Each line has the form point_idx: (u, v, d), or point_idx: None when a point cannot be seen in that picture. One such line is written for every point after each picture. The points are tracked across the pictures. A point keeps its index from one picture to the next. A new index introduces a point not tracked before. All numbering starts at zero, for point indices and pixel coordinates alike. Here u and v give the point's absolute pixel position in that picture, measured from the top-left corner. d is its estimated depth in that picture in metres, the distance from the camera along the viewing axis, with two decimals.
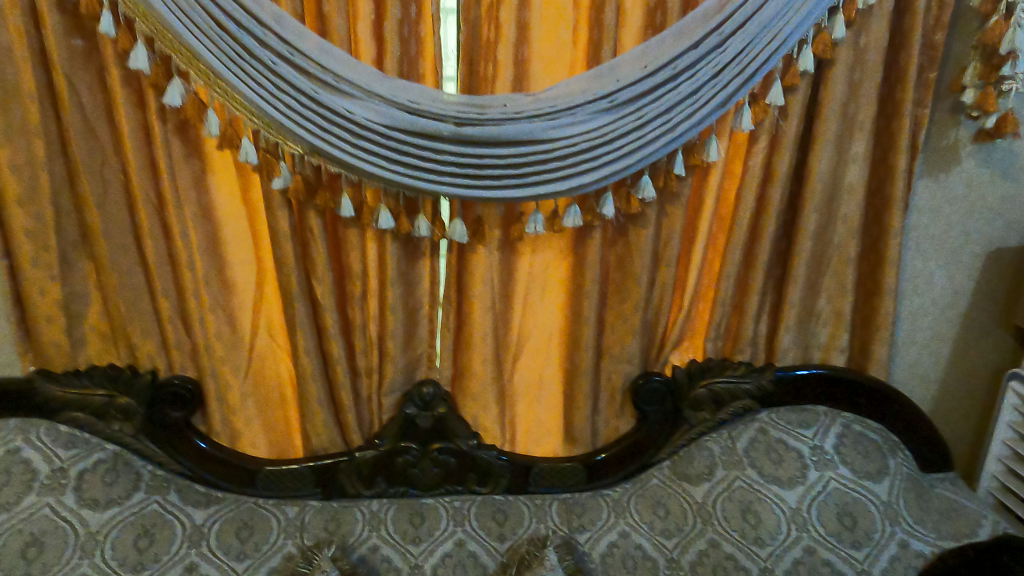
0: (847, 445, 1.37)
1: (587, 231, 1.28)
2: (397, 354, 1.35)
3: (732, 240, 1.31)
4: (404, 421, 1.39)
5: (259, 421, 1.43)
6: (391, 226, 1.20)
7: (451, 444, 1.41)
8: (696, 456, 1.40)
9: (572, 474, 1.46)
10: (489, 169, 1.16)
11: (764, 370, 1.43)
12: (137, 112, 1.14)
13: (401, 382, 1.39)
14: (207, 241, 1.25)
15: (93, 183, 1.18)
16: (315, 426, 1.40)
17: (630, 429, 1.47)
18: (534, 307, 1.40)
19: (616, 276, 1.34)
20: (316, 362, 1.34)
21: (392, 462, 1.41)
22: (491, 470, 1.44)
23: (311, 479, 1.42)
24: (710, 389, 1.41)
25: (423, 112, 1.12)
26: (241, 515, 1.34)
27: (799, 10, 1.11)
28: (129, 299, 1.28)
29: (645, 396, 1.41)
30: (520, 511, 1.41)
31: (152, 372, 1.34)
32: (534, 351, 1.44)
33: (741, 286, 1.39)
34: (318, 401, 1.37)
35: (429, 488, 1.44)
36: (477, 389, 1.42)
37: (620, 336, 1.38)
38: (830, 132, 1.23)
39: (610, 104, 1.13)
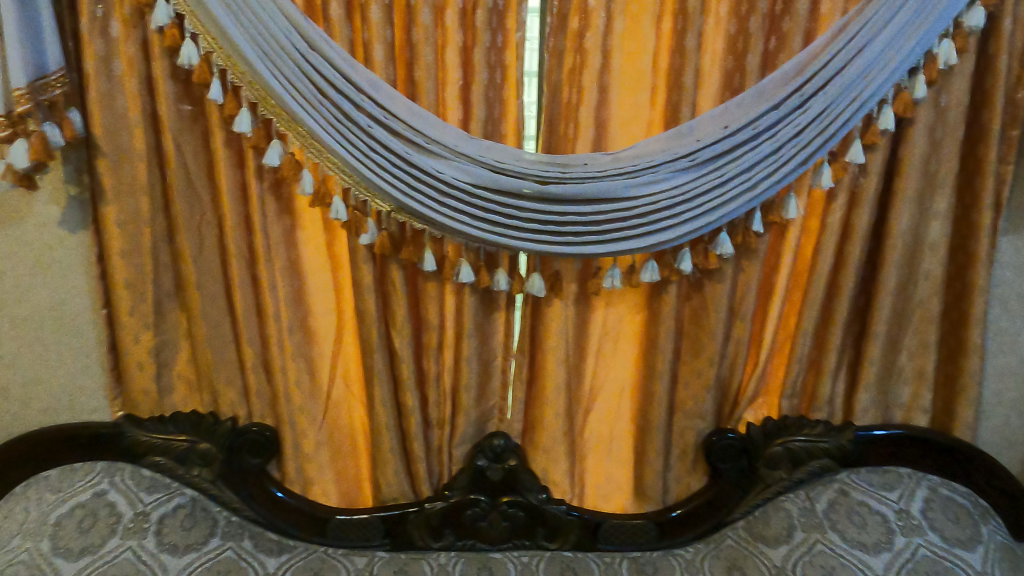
0: (935, 510, 1.31)
1: (663, 286, 1.29)
2: (470, 406, 1.37)
3: (809, 296, 1.30)
4: (474, 472, 1.40)
5: (332, 470, 1.44)
6: (471, 280, 1.23)
7: (521, 497, 1.41)
8: (773, 517, 1.36)
9: (642, 532, 1.43)
10: (571, 226, 1.19)
11: (843, 430, 1.39)
12: (237, 171, 1.21)
13: (472, 434, 1.40)
14: (292, 293, 1.29)
15: (191, 238, 1.24)
16: (387, 477, 1.41)
17: (701, 486, 1.44)
18: (607, 361, 1.40)
19: (690, 331, 1.34)
20: (392, 412, 1.36)
21: (461, 514, 1.41)
22: (560, 525, 1.42)
23: (381, 529, 1.43)
24: (786, 447, 1.38)
25: (507, 171, 1.16)
26: (311, 564, 1.36)
27: (880, 71, 1.13)
28: (216, 347, 1.32)
29: (718, 452, 1.39)
30: (589, 567, 1.39)
31: (233, 419, 1.38)
32: (605, 406, 1.43)
33: (819, 343, 1.37)
34: (391, 450, 1.38)
35: (497, 542, 1.43)
36: (548, 443, 1.42)
37: (694, 391, 1.37)
38: (910, 190, 1.23)
39: (691, 163, 1.15)
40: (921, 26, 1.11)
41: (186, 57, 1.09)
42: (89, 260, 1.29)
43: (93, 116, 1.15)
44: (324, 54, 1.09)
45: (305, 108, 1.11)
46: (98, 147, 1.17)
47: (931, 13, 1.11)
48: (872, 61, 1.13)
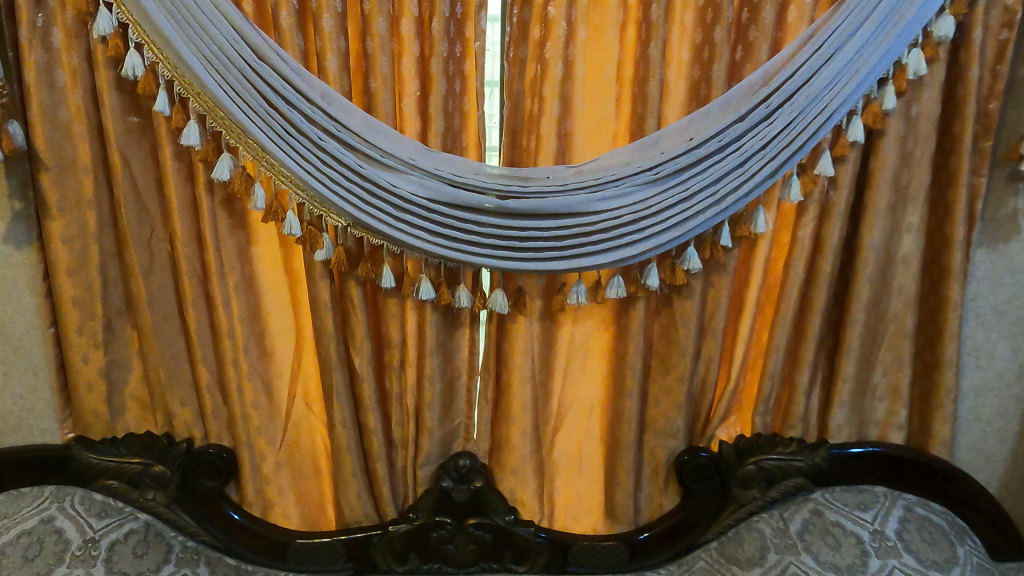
0: (910, 530, 1.29)
1: (630, 301, 1.25)
2: (434, 426, 1.33)
3: (781, 312, 1.27)
4: (439, 494, 1.36)
5: (293, 492, 1.40)
6: (431, 297, 1.18)
7: (487, 519, 1.38)
8: (745, 539, 1.32)
9: (613, 554, 1.40)
10: (532, 241, 1.15)
11: (816, 448, 1.36)
12: (187, 185, 1.17)
13: (436, 453, 1.37)
14: (248, 311, 1.25)
15: (141, 253, 1.20)
16: (350, 499, 1.37)
17: (673, 506, 1.41)
18: (576, 378, 1.36)
19: (659, 346, 1.31)
20: (353, 433, 1.32)
21: (426, 537, 1.37)
22: (528, 547, 1.39)
23: (344, 551, 1.39)
24: (758, 465, 1.35)
25: (466, 185, 1.12)
26: None
27: (848, 82, 1.10)
28: (170, 366, 1.28)
29: (690, 472, 1.36)
30: None
31: (188, 441, 1.34)
32: (574, 423, 1.39)
33: (792, 359, 1.34)
34: (352, 473, 1.34)
35: (464, 565, 1.40)
36: (515, 463, 1.37)
37: (665, 409, 1.34)
38: (881, 203, 1.20)
39: (655, 176, 1.12)
40: (889, 36, 1.08)
41: (130, 67, 1.05)
42: (35, 277, 1.24)
43: (36, 129, 1.11)
44: (273, 65, 1.05)
45: (255, 120, 1.07)
46: (41, 161, 1.13)
47: (898, 23, 1.08)
48: (840, 72, 1.10)
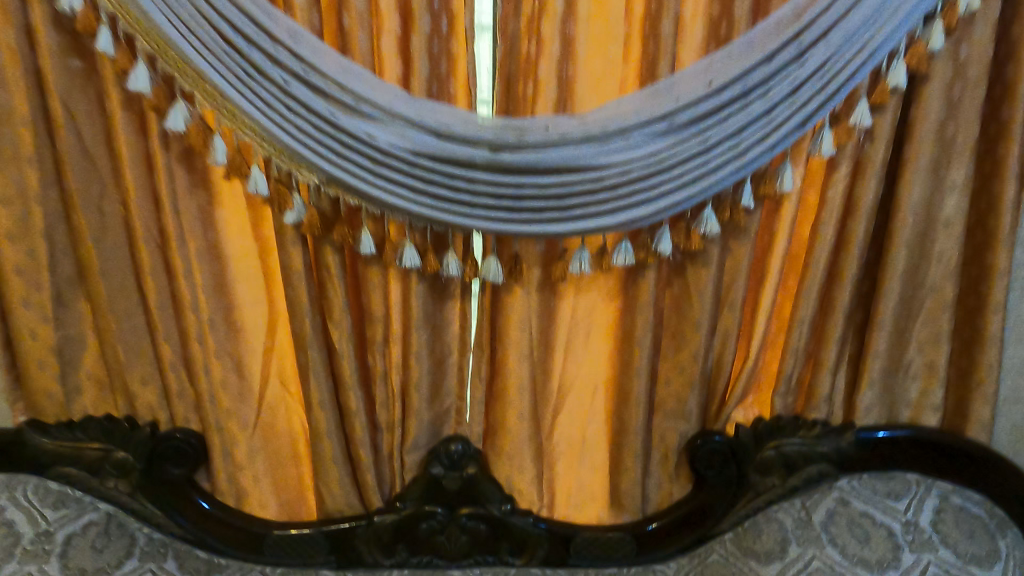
0: (947, 521, 1.19)
1: (639, 270, 1.11)
2: (422, 408, 1.21)
3: (806, 281, 1.15)
4: (429, 481, 1.26)
5: (270, 478, 1.29)
6: (416, 264, 1.06)
7: (481, 509, 1.27)
8: (765, 530, 1.23)
9: (620, 545, 1.29)
10: (528, 201, 1.00)
11: (843, 431, 1.24)
12: (139, 139, 1.03)
13: (425, 437, 1.25)
14: (213, 281, 1.13)
15: (91, 217, 1.07)
16: (331, 488, 1.26)
17: (684, 495, 1.30)
18: (578, 356, 1.23)
19: (670, 320, 1.18)
20: (333, 417, 1.20)
21: (416, 528, 1.28)
22: (526, 539, 1.28)
23: (326, 544, 1.28)
24: (778, 451, 1.24)
25: (452, 136, 0.97)
26: None
27: (891, 16, 0.96)
28: (129, 343, 1.15)
29: (703, 458, 1.24)
30: None
31: (152, 424, 1.22)
32: (576, 405, 1.27)
33: (817, 334, 1.21)
34: (333, 459, 1.22)
35: (456, 558, 1.30)
36: (512, 448, 1.25)
37: (675, 389, 1.22)
38: (923, 159, 1.06)
39: (669, 126, 0.97)
40: None
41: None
42: None
43: None
44: None
45: (210, 60, 0.93)
46: None
47: None
48: (883, 5, 0.95)
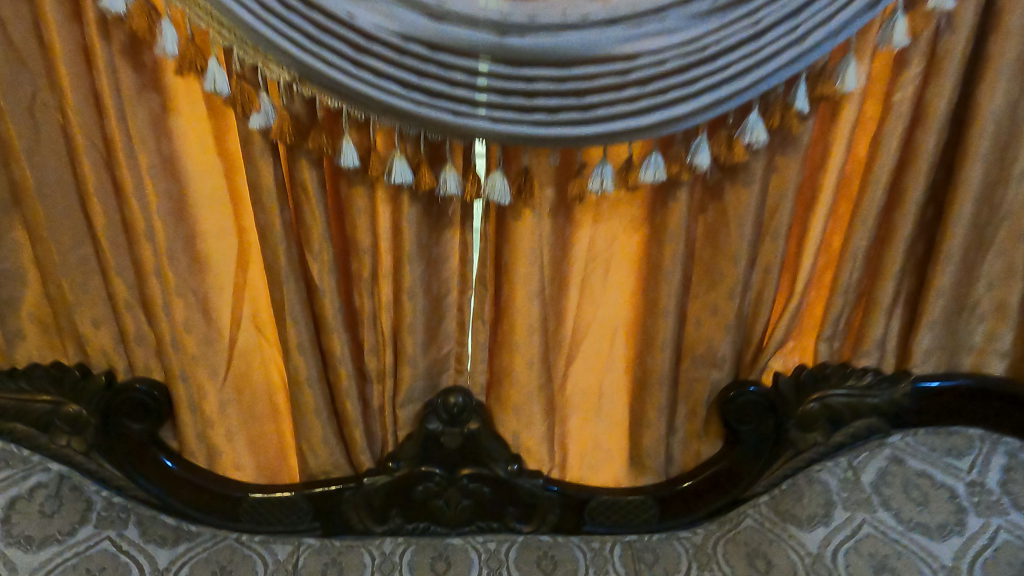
0: (1016, 481, 1.04)
1: (671, 189, 0.95)
2: (417, 355, 1.06)
3: (862, 205, 0.98)
4: (425, 439, 1.10)
5: (246, 434, 1.14)
6: (408, 181, 0.90)
7: (485, 469, 1.12)
8: (806, 493, 1.08)
9: (640, 510, 1.15)
10: (542, 98, 0.83)
11: (897, 380, 1.09)
12: (72, 27, 0.85)
13: (421, 389, 1.10)
14: (170, 203, 0.96)
15: (20, 123, 0.90)
16: (314, 445, 1.11)
17: (714, 454, 1.15)
18: (596, 295, 1.07)
19: (703, 252, 1.02)
20: (314, 364, 1.04)
21: (410, 491, 1.13)
22: (534, 503, 1.14)
23: (310, 509, 1.14)
24: (822, 403, 1.09)
25: (450, 15, 0.78)
26: (217, 556, 1.09)
27: None
28: (75, 277, 1.00)
29: (736, 412, 1.09)
30: (574, 557, 1.13)
31: (108, 372, 1.06)
32: (592, 352, 1.11)
33: (870, 269, 1.06)
34: (315, 412, 1.07)
35: (457, 525, 1.15)
36: (520, 402, 1.09)
37: (707, 332, 1.06)
38: (1015, 54, 0.88)
39: (715, 4, 0.79)
40: None
41: None
42: None
43: None
44: None
45: None
46: None
47: None
48: None
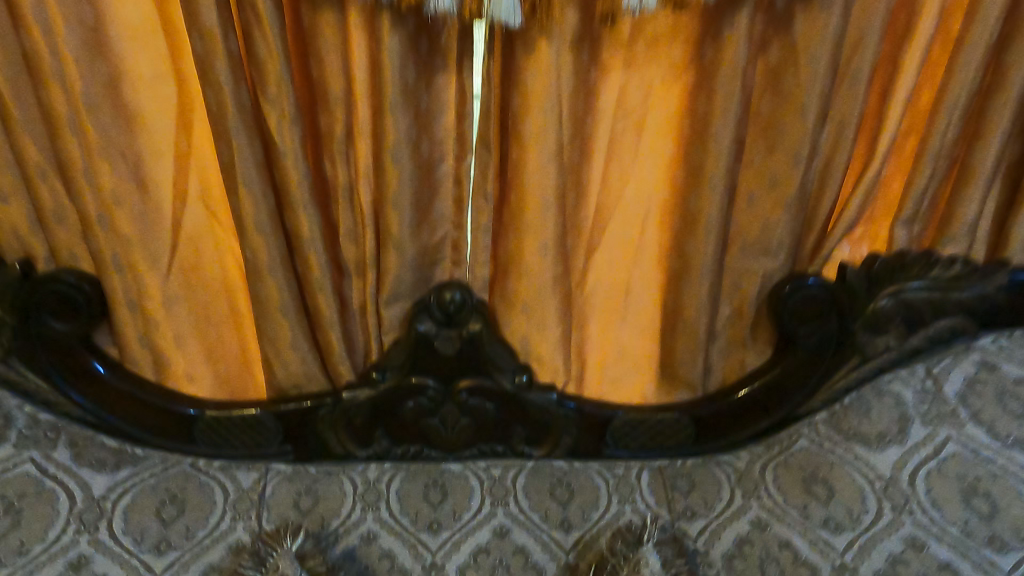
0: None
1: (732, 11, 0.73)
2: (404, 240, 0.85)
3: (972, 41, 0.77)
4: (415, 342, 0.91)
5: (199, 340, 0.94)
6: None
7: (488, 382, 0.93)
8: (875, 407, 0.91)
9: (672, 431, 0.97)
10: None
11: (991, 272, 0.90)
12: None
13: (410, 284, 0.90)
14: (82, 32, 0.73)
15: None
16: (283, 351, 0.91)
17: (761, 364, 0.96)
18: (625, 166, 0.87)
19: (762, 106, 0.82)
20: (277, 248, 0.84)
21: (399, 407, 0.95)
22: (546, 423, 0.96)
23: (279, 430, 0.96)
24: (897, 299, 0.90)
25: None
26: (167, 483, 0.91)
27: None
28: None
29: (793, 311, 0.90)
30: (594, 483, 0.95)
31: (24, 261, 0.86)
32: (619, 240, 0.91)
33: (966, 133, 0.85)
34: (281, 310, 0.87)
35: (455, 448, 0.97)
36: (531, 300, 0.90)
37: (763, 212, 0.86)
38: None
39: None
40: None
41: None
42: None
43: None
44: None
45: None
46: None
47: None
48: None
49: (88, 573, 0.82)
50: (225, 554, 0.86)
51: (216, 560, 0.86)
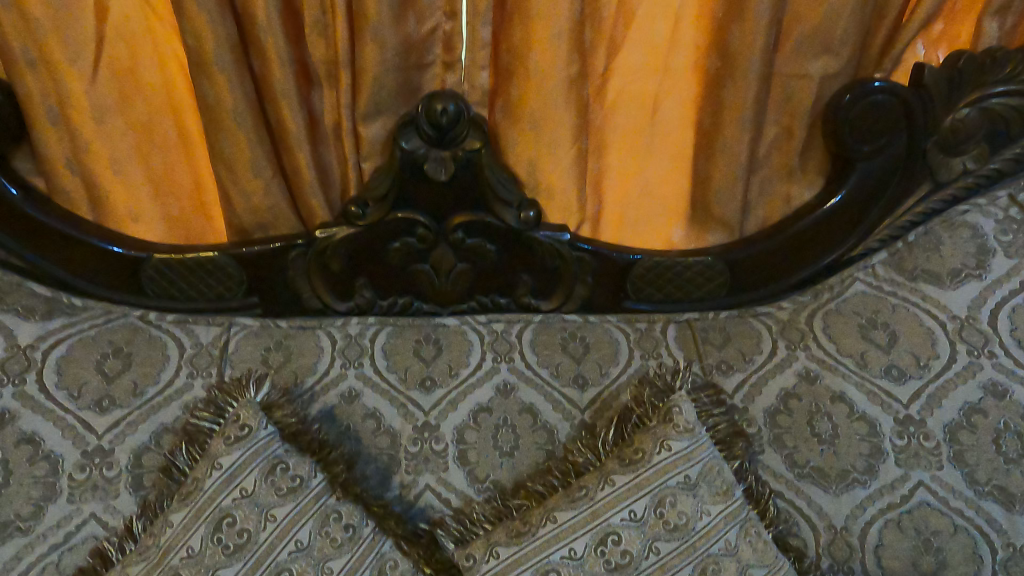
0: None
1: None
2: (386, 27, 0.70)
3: None
4: (400, 167, 0.74)
5: (143, 168, 0.78)
6: None
7: (489, 218, 0.77)
8: (946, 240, 0.77)
9: (703, 278, 0.81)
10: None
11: None
12: None
13: (394, 92, 0.74)
14: None
15: None
16: (242, 176, 0.75)
17: (811, 199, 0.81)
18: None
19: None
20: (225, 36, 0.68)
21: (384, 251, 0.78)
22: (556, 269, 0.80)
23: (242, 279, 0.79)
24: (981, 109, 0.75)
25: None
26: (112, 335, 0.76)
27: None
28: None
29: (854, 123, 0.75)
30: (612, 338, 0.80)
31: None
32: (645, 38, 0.77)
33: None
34: (235, 119, 0.72)
35: (450, 301, 0.81)
36: (542, 111, 0.74)
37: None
38: None
39: None
40: None
41: None
42: None
43: None
44: None
45: None
46: None
47: None
48: None
49: (13, 431, 0.69)
50: (180, 413, 0.73)
51: (171, 420, 0.73)
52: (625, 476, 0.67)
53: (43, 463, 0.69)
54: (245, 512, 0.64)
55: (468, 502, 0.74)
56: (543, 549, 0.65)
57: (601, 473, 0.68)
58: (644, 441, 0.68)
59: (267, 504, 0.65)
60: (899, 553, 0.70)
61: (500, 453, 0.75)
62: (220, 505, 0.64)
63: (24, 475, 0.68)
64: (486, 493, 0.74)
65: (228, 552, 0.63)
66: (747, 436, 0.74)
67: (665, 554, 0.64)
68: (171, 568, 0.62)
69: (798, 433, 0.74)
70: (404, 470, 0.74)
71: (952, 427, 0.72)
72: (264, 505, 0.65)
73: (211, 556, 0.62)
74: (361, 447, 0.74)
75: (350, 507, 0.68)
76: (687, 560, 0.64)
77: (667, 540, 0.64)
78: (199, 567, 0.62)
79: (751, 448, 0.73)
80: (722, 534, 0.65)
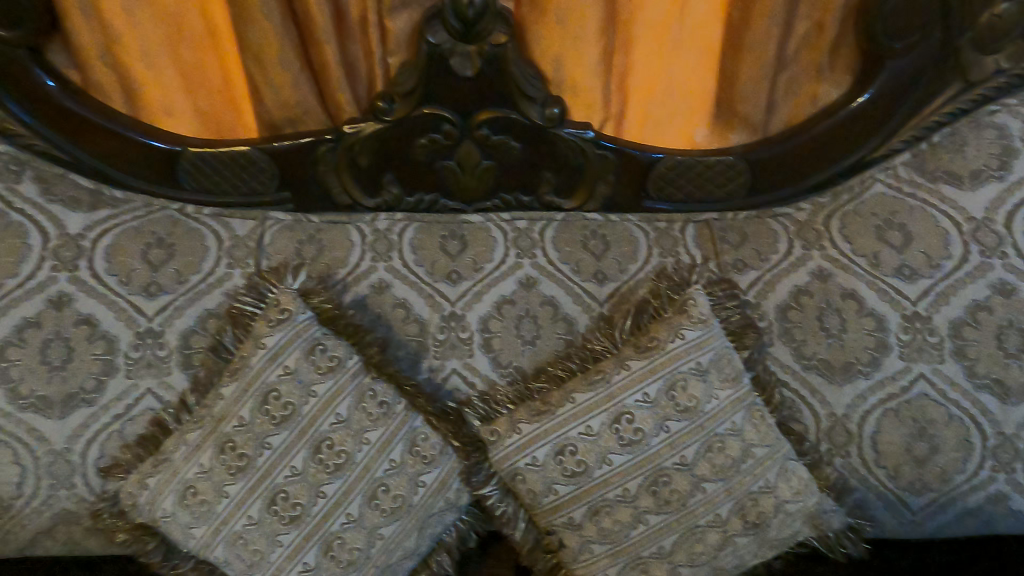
0: None
1: None
2: None
3: None
4: (427, 62, 0.74)
5: (172, 62, 0.80)
6: None
7: (514, 115, 0.78)
8: (973, 139, 0.77)
9: (724, 178, 0.81)
10: None
11: None
12: None
13: None
14: None
15: None
16: (270, 69, 0.76)
17: (840, 97, 0.80)
18: None
19: None
20: None
21: (410, 147, 0.79)
22: (580, 167, 0.81)
23: (274, 174, 0.80)
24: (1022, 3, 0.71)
25: None
26: (154, 225, 0.79)
27: None
28: None
29: (890, 18, 0.73)
30: (631, 235, 0.82)
31: None
32: None
33: None
34: (264, 8, 0.72)
35: (474, 198, 0.82)
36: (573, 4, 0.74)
37: None
38: None
39: None
40: None
41: None
42: None
43: None
44: None
45: None
46: None
47: None
48: None
49: (72, 312, 0.74)
50: (223, 300, 0.78)
51: (216, 306, 0.78)
52: (639, 362, 0.71)
53: (101, 341, 0.75)
54: (289, 387, 0.70)
55: (492, 385, 0.79)
56: (562, 425, 0.71)
57: (617, 359, 0.73)
58: (659, 330, 0.73)
59: (308, 381, 0.71)
60: (893, 438, 0.75)
61: (522, 341, 0.79)
62: (266, 380, 0.70)
63: (85, 351, 0.74)
64: (508, 377, 0.79)
65: (276, 422, 0.69)
66: (757, 328, 0.77)
67: (674, 432, 0.69)
68: (225, 434, 0.69)
69: (807, 328, 0.77)
70: (432, 355, 0.79)
71: (956, 323, 0.75)
72: (306, 382, 0.71)
73: (260, 425, 0.69)
74: (392, 333, 0.79)
75: (383, 386, 0.74)
76: (694, 438, 0.69)
77: (676, 420, 0.70)
78: (251, 434, 0.69)
79: (761, 340, 0.77)
80: (728, 416, 0.70)
